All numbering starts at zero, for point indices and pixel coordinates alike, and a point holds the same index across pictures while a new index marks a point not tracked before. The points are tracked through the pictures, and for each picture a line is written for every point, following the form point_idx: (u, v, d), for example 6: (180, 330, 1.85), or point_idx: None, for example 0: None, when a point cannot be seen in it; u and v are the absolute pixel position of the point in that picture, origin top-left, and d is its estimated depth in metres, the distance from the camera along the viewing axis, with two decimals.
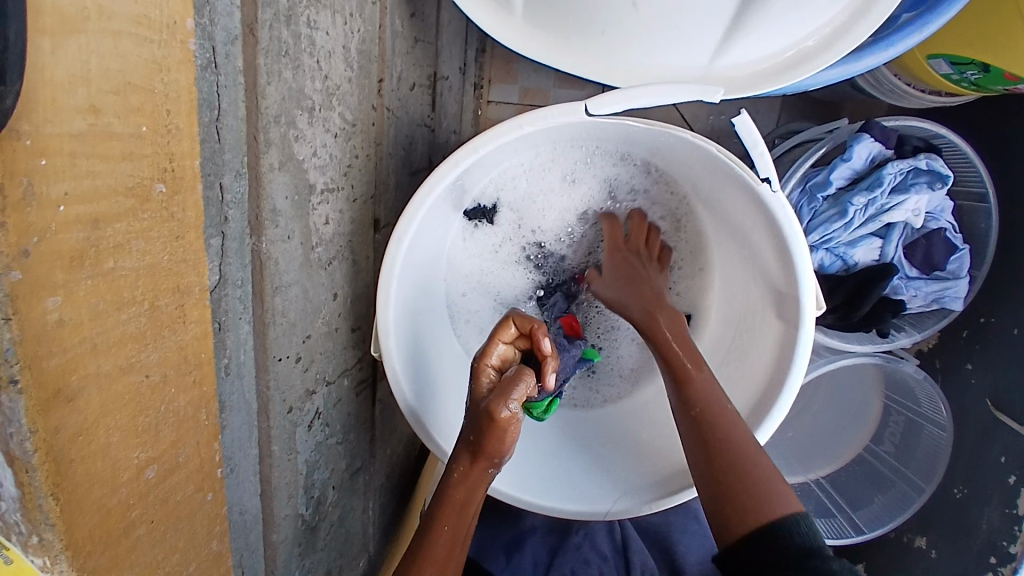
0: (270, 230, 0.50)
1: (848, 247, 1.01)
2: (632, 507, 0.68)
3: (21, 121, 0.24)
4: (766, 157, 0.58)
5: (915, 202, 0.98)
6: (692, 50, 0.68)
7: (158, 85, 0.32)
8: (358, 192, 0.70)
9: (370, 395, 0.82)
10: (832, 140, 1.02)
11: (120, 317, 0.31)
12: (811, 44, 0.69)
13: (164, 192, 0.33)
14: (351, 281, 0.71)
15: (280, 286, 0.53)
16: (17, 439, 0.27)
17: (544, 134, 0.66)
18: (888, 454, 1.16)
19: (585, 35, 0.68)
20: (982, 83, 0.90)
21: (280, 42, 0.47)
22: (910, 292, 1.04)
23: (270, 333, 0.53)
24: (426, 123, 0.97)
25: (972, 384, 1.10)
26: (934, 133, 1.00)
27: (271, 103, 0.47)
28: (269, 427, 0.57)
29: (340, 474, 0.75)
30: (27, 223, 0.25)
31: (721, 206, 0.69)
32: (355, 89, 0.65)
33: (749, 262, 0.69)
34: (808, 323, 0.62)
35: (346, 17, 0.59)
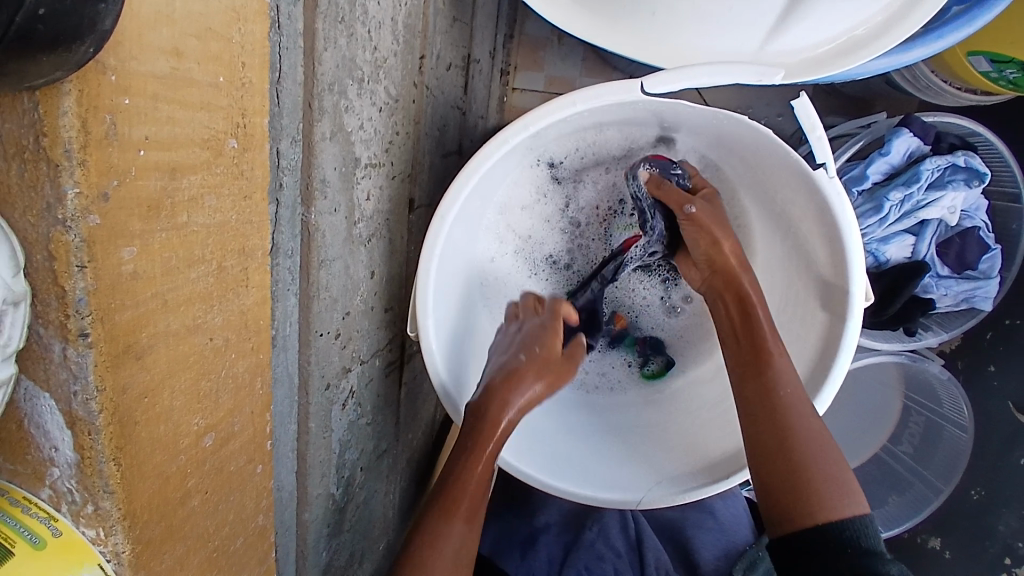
0: (320, 201, 0.49)
1: (881, 242, 1.00)
2: (668, 497, 0.66)
3: (109, 54, 0.23)
4: (824, 140, 0.56)
5: (951, 198, 0.96)
6: (744, 33, 0.66)
7: (236, 35, 0.31)
8: (397, 169, 0.69)
9: (398, 377, 0.82)
10: (869, 134, 1.00)
11: (190, 275, 0.30)
12: (862, 32, 0.68)
13: (236, 148, 0.32)
14: (387, 260, 0.70)
15: (325, 260, 0.52)
16: (81, 397, 0.26)
17: (591, 115, 0.65)
18: (906, 454, 1.16)
19: (634, 14, 0.66)
20: (1021, 82, 0.89)
21: (338, 7, 0.46)
22: (940, 291, 1.02)
23: (315, 306, 0.52)
24: (458, 105, 0.95)
25: (994, 386, 1.11)
26: (971, 130, 0.99)
27: (327, 70, 0.46)
28: (308, 403, 0.56)
29: (368, 456, 0.74)
30: (109, 164, 0.24)
31: (767, 192, 0.68)
32: (400, 63, 0.63)
33: (793, 251, 0.68)
34: (856, 314, 0.61)
35: None
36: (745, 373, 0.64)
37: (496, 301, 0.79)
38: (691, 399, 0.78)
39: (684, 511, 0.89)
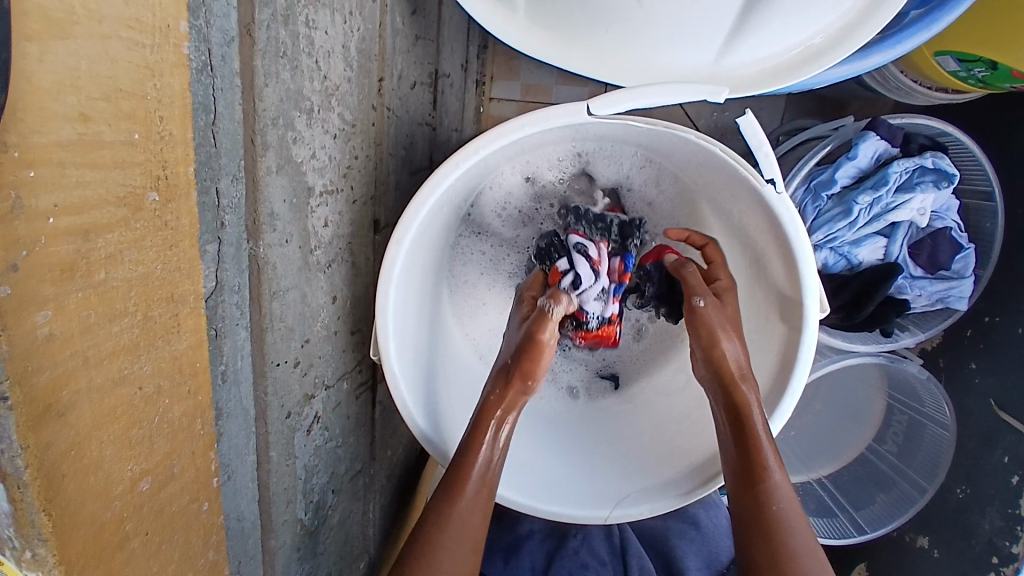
0: (267, 234, 0.49)
1: (853, 246, 1.01)
2: (634, 513, 0.68)
3: (9, 131, 0.24)
4: (771, 157, 0.57)
5: (921, 200, 0.96)
6: (698, 46, 0.66)
7: (150, 91, 0.31)
8: (358, 193, 0.69)
9: (371, 396, 0.82)
10: (838, 138, 1.00)
11: (112, 329, 0.30)
12: (819, 41, 0.68)
13: (157, 201, 0.32)
14: (350, 284, 0.70)
15: (278, 291, 0.52)
16: (8, 454, 0.26)
17: (545, 135, 0.65)
18: (890, 452, 1.16)
19: (587, 32, 0.67)
20: (989, 81, 0.89)
21: (278, 43, 0.47)
22: (914, 292, 1.03)
23: (268, 338, 0.52)
24: (427, 121, 0.96)
25: (976, 384, 1.12)
26: (940, 131, 0.99)
27: (268, 105, 0.46)
28: (267, 433, 0.56)
29: (340, 477, 0.75)
30: (15, 236, 0.25)
31: (725, 206, 0.68)
32: (354, 89, 0.64)
33: (753, 264, 0.69)
34: (812, 326, 0.61)
35: (345, 15, 0.58)
36: (729, 427, 0.62)
37: (464, 318, 0.80)
38: (662, 409, 0.79)
39: (667, 520, 0.88)
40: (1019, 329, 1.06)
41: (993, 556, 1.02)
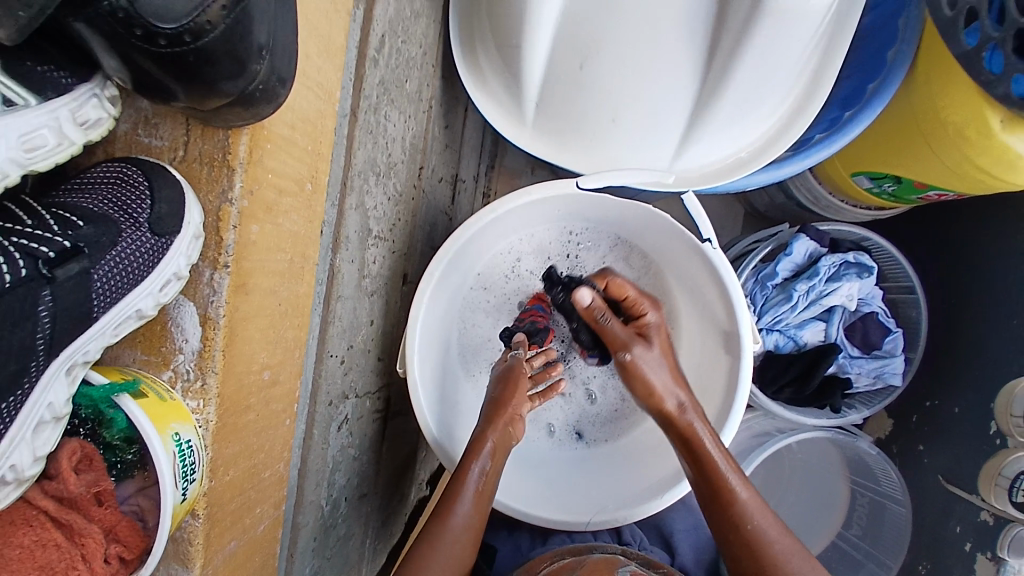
0: (343, 250, 0.69)
1: (797, 328, 1.21)
2: (612, 519, 0.82)
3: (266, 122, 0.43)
4: (707, 222, 0.79)
5: (848, 288, 1.18)
6: (656, 153, 0.91)
7: (319, 126, 0.52)
8: (397, 247, 0.89)
9: (382, 425, 0.95)
10: (775, 240, 1.23)
11: (274, 257, 0.48)
12: (744, 154, 0.93)
13: (310, 190, 0.52)
14: (382, 317, 0.87)
15: (340, 296, 0.70)
16: (215, 305, 0.43)
17: (544, 204, 0.88)
18: (858, 537, 1.30)
19: (577, 140, 0.92)
20: (900, 193, 1.13)
21: (368, 123, 0.70)
22: (855, 370, 1.21)
23: (330, 331, 0.69)
24: (445, 212, 1.19)
25: (926, 464, 1.27)
26: (862, 236, 1.22)
27: (357, 162, 0.68)
28: (315, 412, 0.70)
29: (351, 487, 0.86)
30: None
31: (680, 270, 0.89)
32: (405, 169, 0.87)
33: (703, 316, 0.88)
34: (747, 354, 0.79)
35: (406, 117, 0.83)
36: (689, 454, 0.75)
37: (471, 365, 0.97)
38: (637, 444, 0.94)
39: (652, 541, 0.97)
40: (955, 409, 1.23)
41: None
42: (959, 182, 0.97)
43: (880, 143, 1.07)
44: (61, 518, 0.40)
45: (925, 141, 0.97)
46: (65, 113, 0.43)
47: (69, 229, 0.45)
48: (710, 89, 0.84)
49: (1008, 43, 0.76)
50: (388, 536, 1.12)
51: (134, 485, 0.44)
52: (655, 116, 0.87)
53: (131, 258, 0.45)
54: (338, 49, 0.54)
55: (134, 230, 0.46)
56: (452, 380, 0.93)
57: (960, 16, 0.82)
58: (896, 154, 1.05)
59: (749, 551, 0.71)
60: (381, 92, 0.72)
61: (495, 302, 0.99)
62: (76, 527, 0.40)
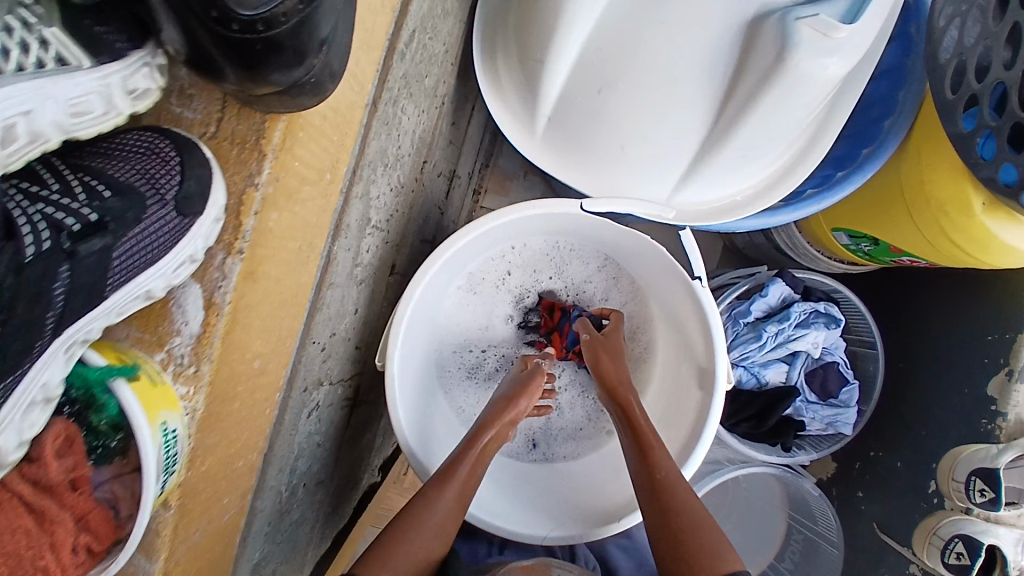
0: (341, 239, 0.68)
1: (761, 366, 1.25)
2: (569, 536, 0.83)
3: None
4: (699, 261, 0.81)
5: (814, 336, 1.22)
6: (655, 185, 0.92)
7: None
8: (389, 238, 0.88)
9: (348, 410, 0.94)
10: (752, 279, 1.26)
11: None
12: (739, 199, 0.95)
13: None
14: (366, 306, 0.85)
15: (331, 284, 0.69)
16: None
17: (543, 218, 0.89)
18: (787, 569, 1.37)
19: (581, 160, 0.92)
20: (875, 254, 1.18)
21: (385, 115, 0.69)
22: (809, 415, 1.26)
23: (316, 318, 0.68)
24: (439, 206, 1.17)
25: (863, 510, 1.33)
26: (833, 288, 1.27)
27: (369, 152, 0.67)
28: (290, 398, 0.69)
29: (310, 474, 0.84)
30: None
31: (667, 302, 0.91)
32: (410, 163, 0.86)
33: (682, 350, 0.90)
34: (719, 392, 0.81)
35: (419, 110, 0.81)
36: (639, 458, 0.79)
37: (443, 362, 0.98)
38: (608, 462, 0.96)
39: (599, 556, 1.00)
40: (898, 463, 1.29)
41: None
42: (934, 255, 1.01)
43: (866, 211, 1.09)
44: (33, 504, 0.45)
45: (908, 212, 0.99)
46: (116, 83, 0.49)
47: (96, 201, 0.51)
48: (717, 135, 0.85)
49: (1003, 134, 0.80)
50: (338, 521, 1.11)
51: (111, 472, 0.49)
52: (661, 154, 0.87)
53: (147, 239, 0.51)
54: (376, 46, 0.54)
55: (156, 210, 0.52)
56: (426, 376, 0.94)
57: (960, 101, 0.86)
58: (874, 222, 1.09)
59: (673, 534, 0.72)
60: (402, 87, 0.71)
61: (481, 304, 1.00)
62: (47, 516, 0.45)
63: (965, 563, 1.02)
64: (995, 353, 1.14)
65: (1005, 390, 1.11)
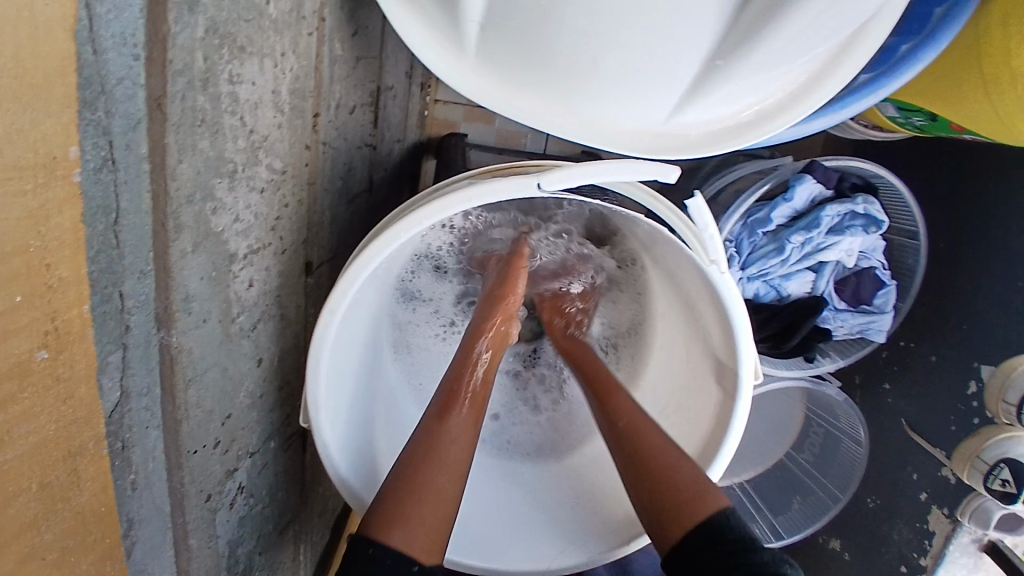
0: (182, 320, 0.44)
1: (782, 279, 1.05)
2: (575, 565, 0.71)
3: None
4: (716, 239, 0.57)
5: (849, 243, 1.02)
6: (649, 108, 0.64)
7: (36, 244, 0.32)
8: (288, 242, 0.61)
9: (301, 445, 0.76)
10: (775, 177, 1.03)
11: (8, 509, 0.33)
12: (772, 104, 0.67)
13: (47, 357, 0.34)
14: (278, 339, 0.63)
15: (193, 378, 0.47)
16: None
17: (493, 172, 0.63)
18: (806, 461, 1.26)
19: (538, 84, 0.63)
20: (928, 129, 0.91)
21: (196, 110, 0.41)
22: (836, 323, 1.08)
23: (184, 429, 0.47)
24: (367, 141, 0.89)
25: (888, 403, 1.19)
26: (872, 174, 1.04)
27: (183, 184, 0.41)
28: (186, 523, 0.51)
29: (267, 536, 0.70)
30: None
31: (674, 273, 0.71)
32: (286, 134, 0.56)
33: (695, 328, 0.72)
34: (745, 394, 0.65)
35: (277, 58, 0.51)
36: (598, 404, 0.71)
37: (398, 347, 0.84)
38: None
39: None
40: (931, 356, 1.11)
41: (902, 564, 1.12)
42: (991, 127, 0.75)
43: (921, 91, 0.82)
44: None
45: (981, 79, 0.71)
46: None
47: None
48: (740, 36, 0.56)
49: None
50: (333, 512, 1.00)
51: None
52: (656, 70, 0.59)
53: None
54: (27, 67, 0.30)
55: None
56: (380, 377, 0.78)
57: None
58: (932, 91, 0.79)
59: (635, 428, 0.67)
60: (215, 45, 0.42)
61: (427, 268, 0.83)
62: None
63: (1011, 491, 0.92)
64: None
65: None
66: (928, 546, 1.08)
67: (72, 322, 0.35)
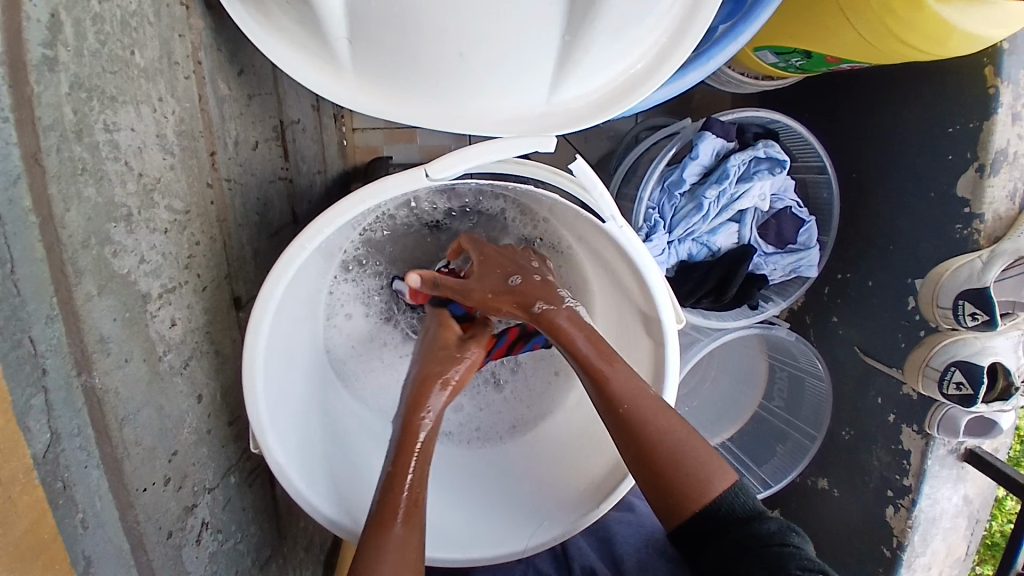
0: (101, 362, 0.46)
1: (710, 235, 1.10)
2: (548, 541, 0.73)
3: None
4: (606, 196, 0.61)
5: (759, 188, 1.08)
6: (526, 91, 0.69)
7: None
8: (207, 278, 0.64)
9: (268, 480, 0.77)
10: (680, 140, 1.09)
11: None
12: (640, 68, 0.72)
13: None
14: (217, 374, 0.64)
15: (127, 416, 0.49)
16: None
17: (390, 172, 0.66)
18: (779, 407, 1.28)
19: (417, 88, 0.67)
20: (807, 66, 0.95)
21: (74, 160, 0.43)
22: (769, 267, 1.14)
23: (126, 467, 0.49)
24: (281, 175, 0.91)
25: (840, 335, 1.22)
26: (769, 120, 1.10)
27: (75, 230, 0.43)
28: (150, 561, 0.53)
29: (248, 570, 0.71)
30: None
31: (586, 240, 0.75)
32: (181, 174, 0.58)
33: (617, 287, 0.75)
34: (671, 338, 0.68)
35: (154, 104, 0.54)
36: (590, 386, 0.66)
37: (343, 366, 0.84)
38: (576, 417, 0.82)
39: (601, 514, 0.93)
40: (869, 282, 1.15)
41: (889, 489, 1.12)
42: (867, 52, 0.81)
43: (791, 32, 0.87)
44: None
45: (840, 9, 0.78)
46: None
47: None
48: (583, 7, 0.61)
49: None
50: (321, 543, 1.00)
51: None
52: (519, 53, 0.63)
53: None
54: None
55: None
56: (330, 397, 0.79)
57: None
58: (803, 31, 0.85)
59: (631, 425, 0.64)
60: (83, 98, 0.45)
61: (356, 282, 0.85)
62: None
63: (969, 393, 0.95)
64: (960, 149, 0.98)
65: (977, 189, 0.96)
66: (907, 466, 1.09)
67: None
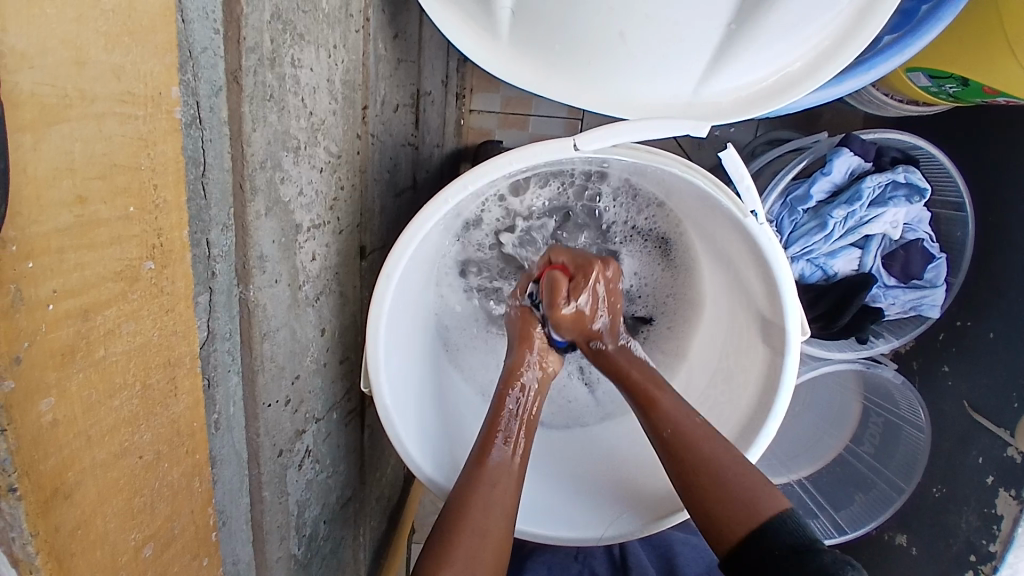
0: (257, 277, 0.49)
1: (828, 257, 1.04)
2: (626, 533, 0.72)
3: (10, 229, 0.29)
4: (753, 190, 0.59)
5: (893, 214, 1.01)
6: (677, 79, 0.67)
7: (144, 161, 0.37)
8: (344, 224, 0.66)
9: (360, 424, 0.80)
10: (812, 153, 1.04)
11: (112, 404, 0.38)
12: (798, 68, 0.68)
13: (152, 268, 0.39)
14: (339, 313, 0.67)
15: (268, 333, 0.52)
16: (20, 542, 0.33)
17: None
18: (866, 453, 1.18)
19: (569, 65, 0.67)
20: (961, 96, 0.86)
21: (265, 86, 0.46)
22: (887, 301, 1.07)
23: (259, 380, 0.52)
24: (410, 141, 0.94)
25: (949, 388, 1.11)
26: (911, 145, 1.03)
27: (257, 149, 0.46)
28: (260, 473, 0.56)
29: (331, 507, 0.74)
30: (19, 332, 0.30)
31: (713, 235, 0.73)
32: (339, 120, 0.61)
33: (738, 289, 0.73)
34: (792, 350, 0.65)
35: (330, 49, 0.57)
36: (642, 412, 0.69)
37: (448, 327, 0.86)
38: None
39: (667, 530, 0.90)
40: (991, 334, 1.05)
41: (971, 554, 1.00)
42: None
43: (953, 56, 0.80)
44: None
45: (1006, 40, 0.73)
46: None
47: None
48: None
49: None
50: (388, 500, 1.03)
51: None
52: (681, 39, 0.62)
53: None
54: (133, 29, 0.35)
55: None
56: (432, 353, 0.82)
57: None
58: (964, 55, 0.78)
59: (682, 441, 0.66)
60: (280, 30, 0.48)
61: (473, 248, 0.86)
62: None
63: None
64: None
65: None
66: (997, 532, 0.97)
67: (189, 260, 0.43)
